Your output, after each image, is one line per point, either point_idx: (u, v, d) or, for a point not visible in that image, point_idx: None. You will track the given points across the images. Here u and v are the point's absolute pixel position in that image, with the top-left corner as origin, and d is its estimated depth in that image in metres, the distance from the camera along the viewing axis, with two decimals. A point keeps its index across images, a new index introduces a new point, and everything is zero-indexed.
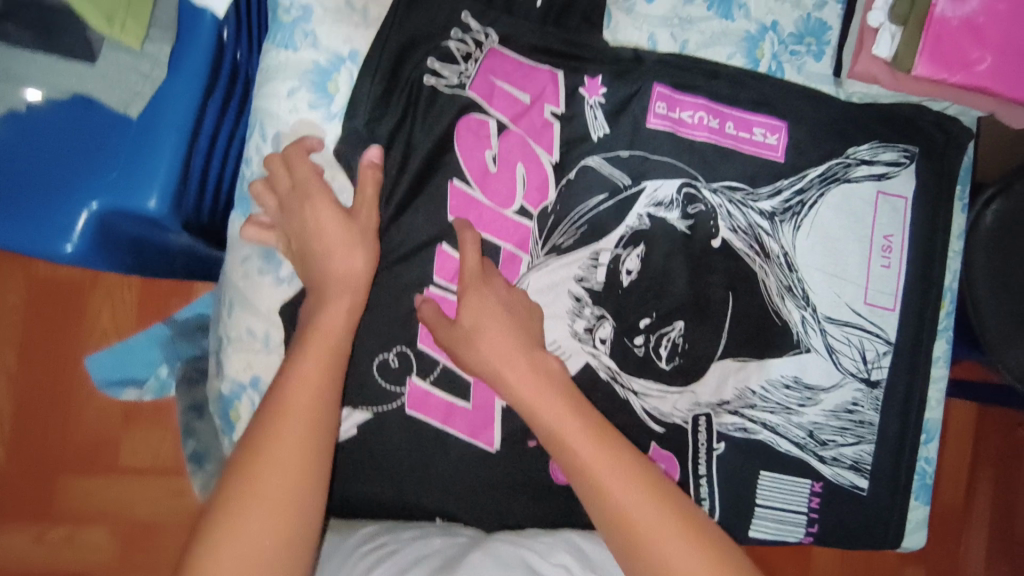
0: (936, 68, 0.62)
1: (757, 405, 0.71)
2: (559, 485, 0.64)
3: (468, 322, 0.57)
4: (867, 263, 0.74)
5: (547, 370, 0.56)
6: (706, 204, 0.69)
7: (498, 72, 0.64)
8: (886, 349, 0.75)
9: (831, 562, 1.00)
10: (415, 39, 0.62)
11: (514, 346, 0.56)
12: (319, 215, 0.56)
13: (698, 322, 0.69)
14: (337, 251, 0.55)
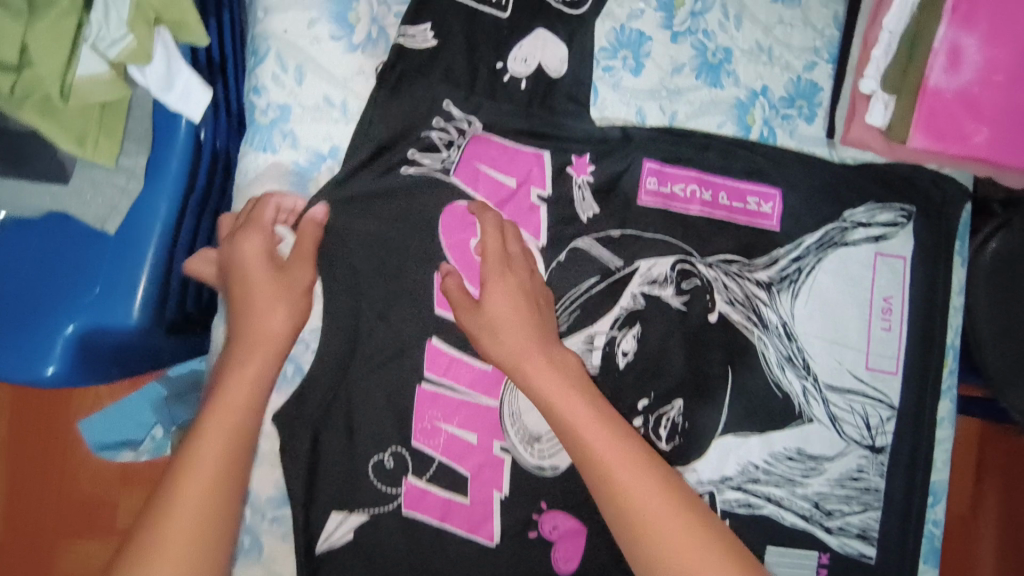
0: (931, 142, 0.61)
1: (760, 479, 0.70)
2: None
3: (494, 308, 0.55)
4: (867, 327, 0.73)
5: (565, 367, 0.54)
6: (701, 279, 0.67)
7: (482, 158, 0.62)
8: (890, 413, 0.74)
9: None
10: (397, 131, 0.60)
11: (530, 336, 0.54)
12: (245, 262, 0.53)
13: (698, 401, 0.67)
14: (258, 306, 0.52)
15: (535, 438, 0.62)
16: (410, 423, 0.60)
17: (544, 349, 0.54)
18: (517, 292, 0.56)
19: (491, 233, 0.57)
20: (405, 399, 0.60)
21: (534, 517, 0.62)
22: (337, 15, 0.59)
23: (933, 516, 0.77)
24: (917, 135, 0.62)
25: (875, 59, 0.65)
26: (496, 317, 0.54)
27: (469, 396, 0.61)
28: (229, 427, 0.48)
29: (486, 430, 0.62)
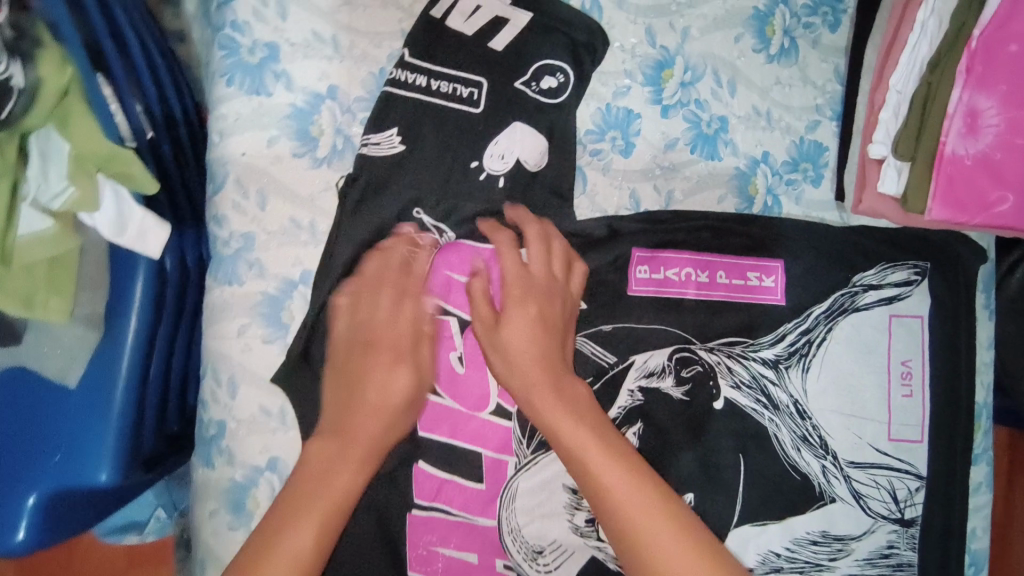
0: (951, 212, 0.58)
1: (784, 566, 0.66)
2: None
3: (512, 342, 0.51)
4: (887, 396, 0.68)
5: (576, 399, 0.50)
6: (703, 363, 0.63)
7: (453, 265, 0.57)
8: (919, 484, 0.69)
9: None
10: (362, 247, 0.55)
11: (539, 363, 0.50)
12: (379, 376, 0.50)
13: (710, 492, 0.64)
14: (388, 387, 0.51)
15: (537, 553, 0.57)
16: (401, 550, 0.57)
17: (558, 385, 0.50)
18: (536, 321, 0.52)
19: (507, 252, 0.54)
20: (394, 525, 0.57)
21: None
22: (299, 130, 0.56)
23: None
24: (936, 205, 0.59)
25: (883, 122, 0.63)
26: (510, 349, 0.51)
27: (463, 516, 0.57)
28: (349, 485, 0.47)
29: (486, 549, 0.57)
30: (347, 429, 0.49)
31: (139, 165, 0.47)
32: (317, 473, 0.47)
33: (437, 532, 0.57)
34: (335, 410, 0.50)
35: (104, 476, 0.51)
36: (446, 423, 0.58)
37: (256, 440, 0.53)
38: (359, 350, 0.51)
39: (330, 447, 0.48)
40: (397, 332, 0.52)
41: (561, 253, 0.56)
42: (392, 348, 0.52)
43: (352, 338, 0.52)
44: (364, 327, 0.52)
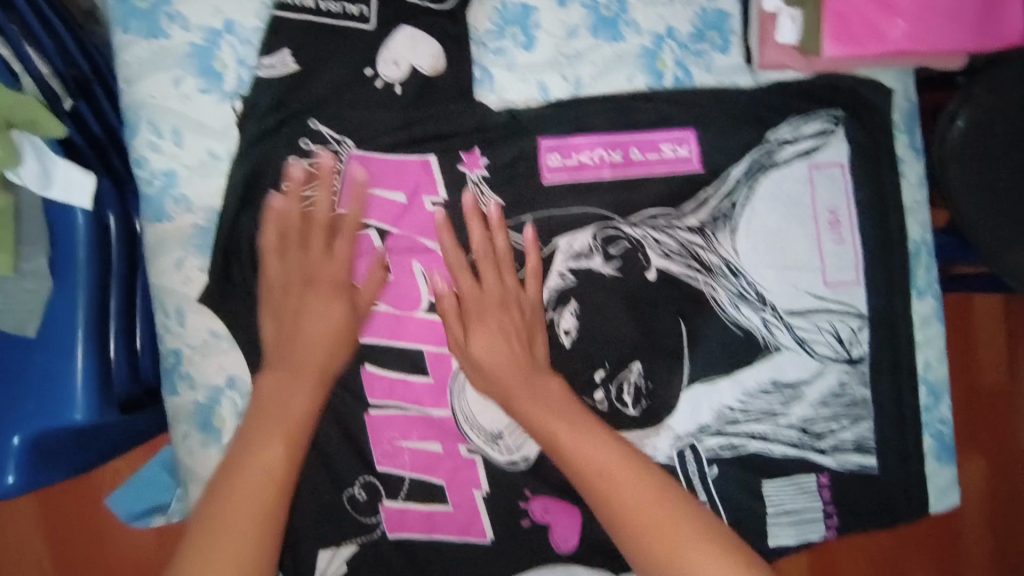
0: (847, 47, 0.61)
1: (740, 419, 0.70)
2: (564, 553, 0.64)
3: (478, 353, 0.58)
4: (818, 245, 0.70)
5: (552, 399, 0.56)
6: (629, 239, 0.66)
7: (365, 178, 0.60)
8: (862, 323, 0.72)
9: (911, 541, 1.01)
10: (261, 168, 0.58)
11: (506, 352, 0.57)
12: (321, 306, 0.55)
13: (658, 360, 0.67)
14: (324, 305, 0.56)
15: (496, 437, 0.63)
16: (368, 449, 0.62)
17: (530, 390, 0.56)
18: (497, 328, 0.58)
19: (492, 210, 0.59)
20: (355, 425, 0.62)
21: (522, 505, 0.63)
22: (202, 68, 0.59)
23: (939, 416, 0.75)
24: (832, 44, 0.61)
25: None
26: (477, 356, 0.58)
27: (420, 411, 0.62)
28: (302, 410, 0.52)
29: (447, 437, 0.63)
30: (299, 367, 0.54)
31: (47, 114, 0.50)
32: (274, 400, 0.52)
33: (398, 427, 0.62)
34: (280, 349, 0.54)
35: (78, 415, 0.56)
36: (384, 326, 0.62)
37: (211, 363, 0.57)
38: (298, 290, 0.55)
39: (281, 375, 0.53)
40: (334, 266, 0.56)
41: (509, 265, 0.59)
42: (332, 285, 0.56)
43: (286, 282, 0.55)
44: (301, 266, 0.55)
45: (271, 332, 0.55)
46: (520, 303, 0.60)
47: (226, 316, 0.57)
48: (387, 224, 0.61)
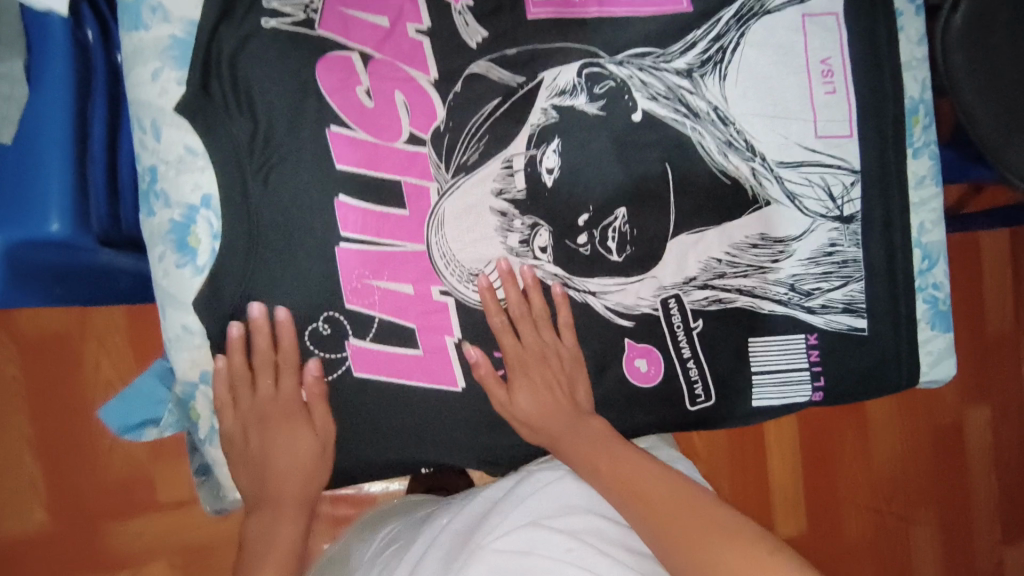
0: None
1: (727, 272, 0.68)
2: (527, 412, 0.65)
3: (524, 406, 0.63)
4: (809, 94, 0.69)
5: (594, 434, 0.63)
6: (615, 79, 0.65)
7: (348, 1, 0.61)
8: (854, 179, 0.70)
9: (890, 454, 1.31)
10: None
11: (552, 402, 0.64)
12: (283, 444, 0.60)
13: (645, 208, 0.66)
14: (283, 448, 0.60)
15: (475, 275, 0.62)
16: (338, 284, 0.60)
17: (577, 431, 0.63)
18: (543, 386, 0.64)
19: (533, 291, 0.63)
20: (330, 258, 0.59)
21: (495, 355, 0.64)
22: None
23: (933, 281, 0.73)
24: None
25: None
26: (523, 413, 0.63)
27: (396, 247, 0.61)
28: (284, 545, 0.59)
29: (421, 277, 0.61)
30: (277, 496, 0.60)
31: None
32: (262, 539, 0.59)
33: (370, 264, 0.60)
34: (256, 487, 0.60)
35: (55, 228, 0.57)
36: (364, 154, 0.60)
37: (186, 178, 0.58)
38: (256, 429, 0.60)
39: (266, 513, 0.60)
40: (278, 404, 0.60)
41: (548, 323, 0.64)
42: (295, 420, 0.60)
43: (244, 427, 0.60)
44: (253, 414, 0.60)
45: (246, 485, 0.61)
46: (559, 353, 0.65)
47: (202, 131, 0.58)
48: (370, 49, 0.61)
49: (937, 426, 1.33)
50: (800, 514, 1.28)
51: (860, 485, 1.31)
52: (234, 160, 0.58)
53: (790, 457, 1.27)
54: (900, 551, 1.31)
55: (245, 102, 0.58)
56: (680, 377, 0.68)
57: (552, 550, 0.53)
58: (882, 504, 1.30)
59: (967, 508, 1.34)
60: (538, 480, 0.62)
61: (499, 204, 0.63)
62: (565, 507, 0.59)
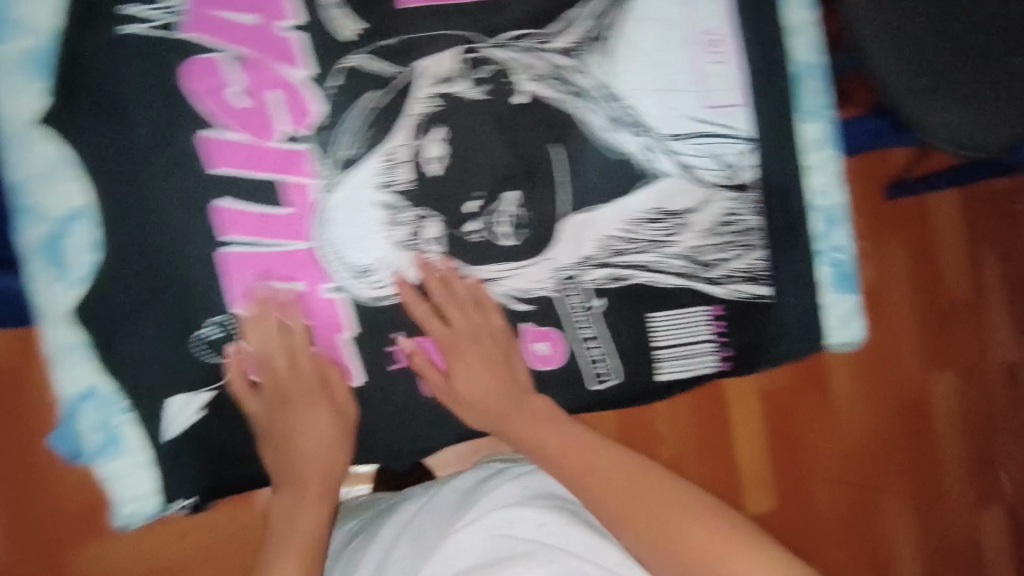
0: None
1: (625, 249, 0.69)
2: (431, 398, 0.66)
3: (463, 386, 0.65)
4: (695, 65, 0.69)
5: (544, 414, 0.65)
6: (497, 63, 0.64)
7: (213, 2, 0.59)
8: (748, 146, 0.70)
9: (853, 417, 1.36)
10: None
11: (492, 386, 0.65)
12: (307, 420, 0.60)
13: (535, 190, 0.66)
14: (301, 428, 0.60)
15: (364, 271, 0.62)
16: (223, 288, 0.59)
17: (518, 413, 0.65)
18: (478, 364, 0.65)
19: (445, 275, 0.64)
20: (211, 263, 0.59)
21: (390, 349, 0.64)
22: None
23: (834, 244, 0.73)
24: None
25: None
26: (463, 393, 0.65)
27: (279, 247, 0.60)
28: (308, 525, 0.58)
29: (309, 275, 0.61)
30: (301, 476, 0.60)
31: None
32: (286, 520, 0.59)
33: (253, 267, 0.60)
34: (281, 467, 0.61)
35: None
36: (239, 154, 0.59)
37: (54, 191, 0.57)
38: (283, 409, 0.60)
39: (288, 495, 0.60)
40: (298, 377, 0.61)
41: (455, 310, 0.64)
42: (309, 395, 0.61)
43: (272, 405, 0.60)
44: (279, 390, 0.61)
45: (278, 471, 0.61)
46: (491, 333, 0.65)
47: (69, 143, 0.57)
48: (240, 47, 0.59)
49: (904, 394, 1.40)
50: (768, 489, 1.31)
51: (824, 450, 1.35)
52: (106, 170, 0.58)
53: (757, 440, 1.30)
54: (873, 515, 1.39)
55: (112, 111, 0.58)
56: (581, 356, 0.69)
57: (530, 528, 0.60)
58: (853, 474, 1.37)
59: (936, 469, 1.43)
60: (504, 473, 0.68)
61: (385, 197, 0.62)
62: (526, 490, 0.65)
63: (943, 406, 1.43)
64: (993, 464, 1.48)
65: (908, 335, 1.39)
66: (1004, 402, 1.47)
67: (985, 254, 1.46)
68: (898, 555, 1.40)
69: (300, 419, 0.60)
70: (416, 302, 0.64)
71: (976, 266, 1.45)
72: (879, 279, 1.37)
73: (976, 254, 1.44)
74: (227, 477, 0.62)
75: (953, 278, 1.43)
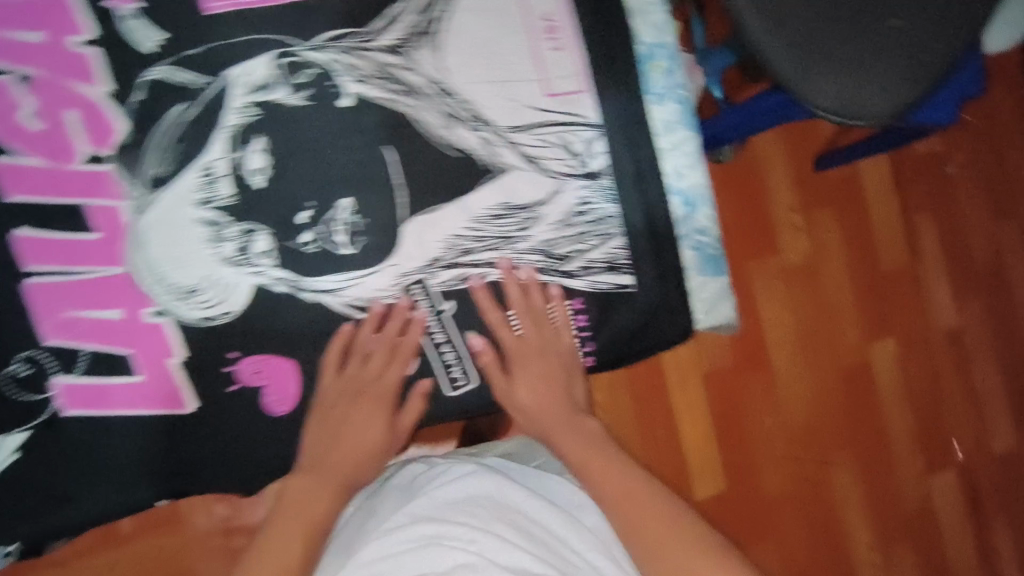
0: None
1: (474, 248, 0.67)
2: (284, 417, 0.63)
3: (526, 401, 0.68)
4: (530, 53, 0.67)
5: (588, 431, 0.68)
6: (317, 65, 0.62)
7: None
8: (595, 133, 0.68)
9: (801, 396, 1.30)
10: None
11: (554, 400, 0.69)
12: (358, 422, 0.64)
13: (369, 194, 0.64)
14: (354, 424, 0.64)
15: (190, 292, 0.60)
16: (35, 320, 0.58)
17: (571, 427, 0.68)
18: (539, 381, 0.68)
19: (517, 295, 0.67)
20: (17, 294, 0.57)
21: (227, 370, 0.62)
22: None
23: (696, 226, 0.72)
24: None
25: None
26: (522, 402, 0.68)
27: (91, 273, 0.58)
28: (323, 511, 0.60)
29: (127, 301, 0.59)
30: (323, 465, 0.62)
31: None
32: (296, 506, 0.60)
33: (64, 296, 0.58)
34: (318, 451, 0.63)
35: None
36: (41, 180, 0.57)
37: None
38: (345, 404, 0.64)
39: (307, 481, 0.61)
40: (378, 387, 0.65)
41: (290, 322, 0.63)
42: (378, 399, 0.65)
43: (340, 390, 0.64)
44: (353, 382, 0.64)
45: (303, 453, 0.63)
46: (558, 347, 0.69)
47: None
48: (28, 68, 0.57)
49: (845, 367, 1.33)
50: (716, 475, 1.24)
51: (772, 435, 1.28)
52: None
53: (701, 425, 1.22)
54: (822, 492, 1.31)
55: None
56: (436, 360, 0.67)
57: (456, 539, 0.57)
58: (802, 450, 1.30)
59: (880, 441, 1.35)
60: (451, 473, 0.66)
61: (206, 214, 0.60)
62: (467, 494, 0.63)
63: (892, 384, 1.37)
64: (944, 435, 1.41)
65: (850, 308, 1.34)
66: (957, 370, 1.42)
67: (923, 224, 1.39)
68: (854, 534, 1.32)
69: (354, 423, 0.64)
70: (249, 321, 0.62)
71: (914, 236, 1.38)
72: (812, 249, 1.30)
73: (911, 216, 1.38)
74: (58, 518, 0.59)
75: (893, 249, 1.37)
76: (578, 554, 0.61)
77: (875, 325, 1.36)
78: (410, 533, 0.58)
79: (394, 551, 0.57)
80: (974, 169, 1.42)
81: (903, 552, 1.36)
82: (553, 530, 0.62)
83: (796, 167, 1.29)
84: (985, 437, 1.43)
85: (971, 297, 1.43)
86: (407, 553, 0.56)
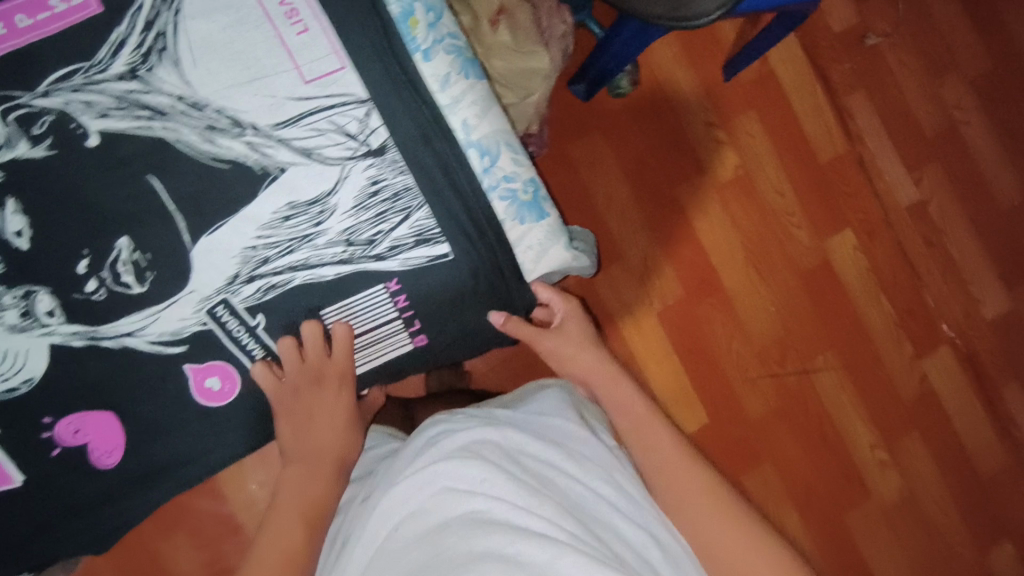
0: None
1: (271, 255, 0.64)
2: (114, 469, 0.64)
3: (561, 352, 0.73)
4: (274, 43, 0.63)
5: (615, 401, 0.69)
6: (50, 112, 0.61)
7: None
8: (367, 109, 0.65)
9: (761, 313, 1.17)
10: None
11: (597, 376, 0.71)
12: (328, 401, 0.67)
13: (144, 227, 0.62)
14: (322, 408, 0.67)
15: None
16: None
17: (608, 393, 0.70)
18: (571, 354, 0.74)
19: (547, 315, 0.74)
20: None
21: (47, 436, 0.62)
22: None
23: (501, 174, 0.68)
24: None
25: None
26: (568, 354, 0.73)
27: None
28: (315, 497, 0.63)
29: None
30: (309, 452, 0.65)
31: None
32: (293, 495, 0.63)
33: None
34: (298, 443, 0.66)
35: None
36: None
37: None
38: (310, 387, 0.65)
39: (300, 469, 0.64)
40: (336, 368, 0.66)
41: (96, 376, 0.62)
42: (338, 379, 0.66)
43: (298, 383, 0.65)
44: (308, 372, 0.65)
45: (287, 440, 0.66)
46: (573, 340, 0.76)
47: None
48: None
49: (804, 270, 1.18)
50: (693, 409, 1.14)
51: (750, 354, 1.16)
52: None
53: (670, 367, 1.13)
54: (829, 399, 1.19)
55: None
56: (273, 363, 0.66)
57: (466, 481, 0.53)
58: (777, 365, 1.17)
59: (869, 339, 1.21)
60: (447, 425, 0.62)
61: None
62: (470, 435, 0.59)
63: (855, 281, 1.20)
64: (933, 320, 1.24)
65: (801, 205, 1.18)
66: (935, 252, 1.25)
67: (855, 104, 1.22)
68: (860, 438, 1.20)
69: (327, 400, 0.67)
70: (51, 382, 0.62)
71: (846, 116, 1.22)
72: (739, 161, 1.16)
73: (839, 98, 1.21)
74: None
75: (835, 139, 1.20)
76: (583, 485, 0.56)
77: (830, 222, 1.19)
78: (417, 483, 0.54)
79: (409, 504, 0.53)
80: (903, 31, 1.23)
81: (913, 445, 1.22)
82: (562, 463, 0.58)
83: (694, 72, 1.15)
84: (977, 309, 1.26)
85: (930, 164, 1.25)
86: (420, 507, 0.53)
